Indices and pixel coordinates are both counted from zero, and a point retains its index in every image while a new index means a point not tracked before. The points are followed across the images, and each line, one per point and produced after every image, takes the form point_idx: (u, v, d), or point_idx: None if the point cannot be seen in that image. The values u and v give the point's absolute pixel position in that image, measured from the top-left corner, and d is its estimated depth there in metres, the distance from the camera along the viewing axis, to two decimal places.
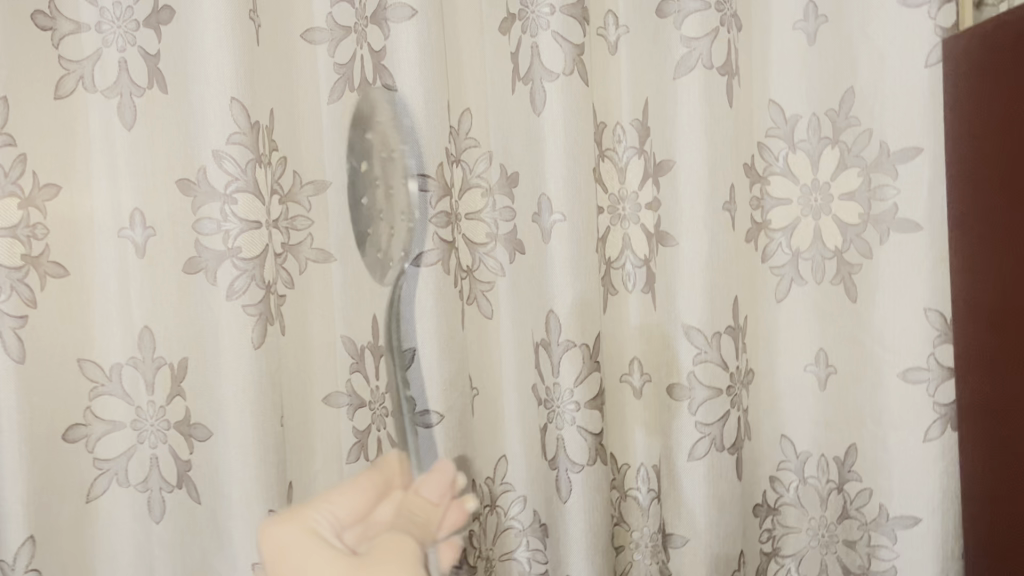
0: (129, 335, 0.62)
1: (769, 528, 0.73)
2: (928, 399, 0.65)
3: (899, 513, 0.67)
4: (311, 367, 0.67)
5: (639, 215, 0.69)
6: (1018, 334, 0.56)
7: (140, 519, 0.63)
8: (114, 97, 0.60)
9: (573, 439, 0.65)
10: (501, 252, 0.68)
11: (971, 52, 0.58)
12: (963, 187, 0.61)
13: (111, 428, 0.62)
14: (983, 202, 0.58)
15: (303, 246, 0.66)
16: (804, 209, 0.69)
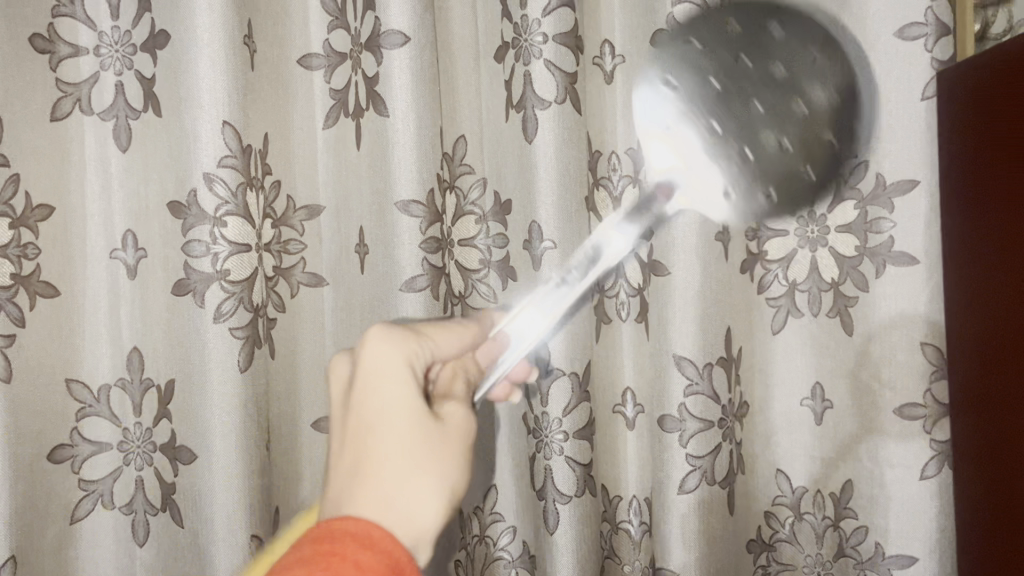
0: (117, 355, 0.63)
1: (763, 565, 0.71)
2: (924, 435, 0.65)
3: (895, 553, 0.67)
4: (298, 391, 0.66)
5: (634, 244, 0.66)
6: (1007, 374, 0.55)
7: (124, 541, 0.64)
8: (110, 120, 0.61)
9: (562, 469, 0.64)
10: (494, 278, 0.67)
11: (964, 86, 0.58)
12: (957, 222, 0.60)
13: (98, 449, 0.62)
14: (976, 238, 0.58)
15: (295, 270, 0.65)
16: (802, 240, 0.68)
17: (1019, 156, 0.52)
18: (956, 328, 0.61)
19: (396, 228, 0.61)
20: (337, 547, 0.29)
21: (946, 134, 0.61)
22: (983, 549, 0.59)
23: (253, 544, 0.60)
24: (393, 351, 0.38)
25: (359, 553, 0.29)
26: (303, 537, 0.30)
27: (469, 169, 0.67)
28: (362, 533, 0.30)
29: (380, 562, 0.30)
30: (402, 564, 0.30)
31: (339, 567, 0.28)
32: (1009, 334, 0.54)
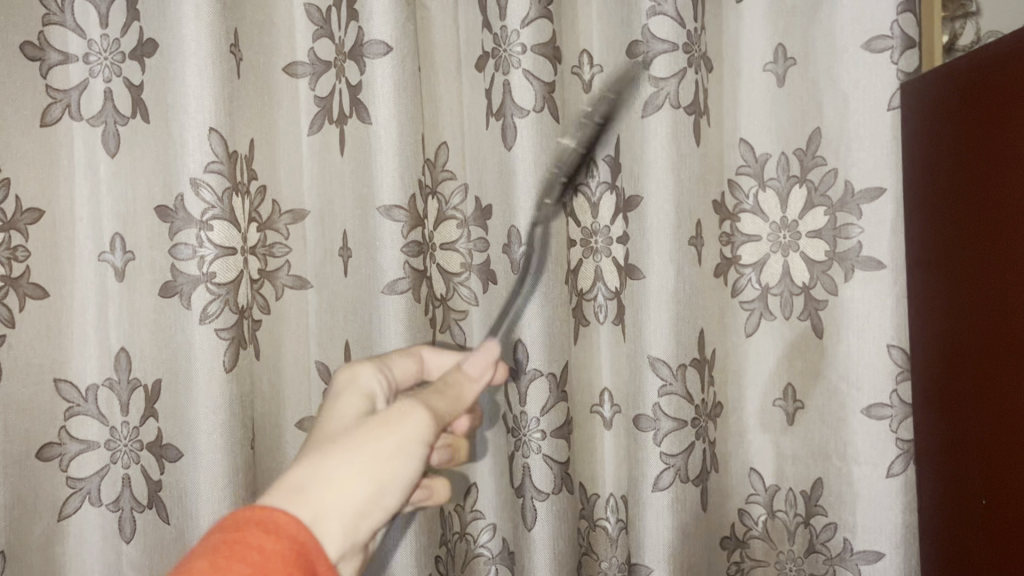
0: (106, 356, 0.64)
1: (737, 561, 0.74)
2: (891, 434, 0.67)
3: (863, 548, 0.68)
4: (283, 392, 0.68)
5: (610, 249, 0.70)
6: (964, 373, 0.57)
7: (111, 538, 0.65)
8: (99, 125, 0.63)
9: (540, 467, 0.66)
10: (474, 281, 0.69)
11: (934, 96, 0.59)
12: (924, 229, 0.62)
13: (87, 447, 0.64)
14: (944, 244, 0.59)
15: (280, 272, 0.67)
16: (773, 245, 0.71)
17: (986, 165, 0.53)
18: (923, 332, 0.63)
19: (377, 232, 0.63)
20: (241, 535, 0.32)
21: (911, 144, 0.63)
22: (949, 547, 0.61)
23: None
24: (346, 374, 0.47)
25: (263, 539, 0.32)
26: (217, 524, 0.33)
27: (450, 175, 0.69)
28: (268, 521, 0.33)
29: (286, 547, 0.32)
30: (306, 547, 0.33)
31: (243, 553, 0.31)
32: (975, 339, 0.55)
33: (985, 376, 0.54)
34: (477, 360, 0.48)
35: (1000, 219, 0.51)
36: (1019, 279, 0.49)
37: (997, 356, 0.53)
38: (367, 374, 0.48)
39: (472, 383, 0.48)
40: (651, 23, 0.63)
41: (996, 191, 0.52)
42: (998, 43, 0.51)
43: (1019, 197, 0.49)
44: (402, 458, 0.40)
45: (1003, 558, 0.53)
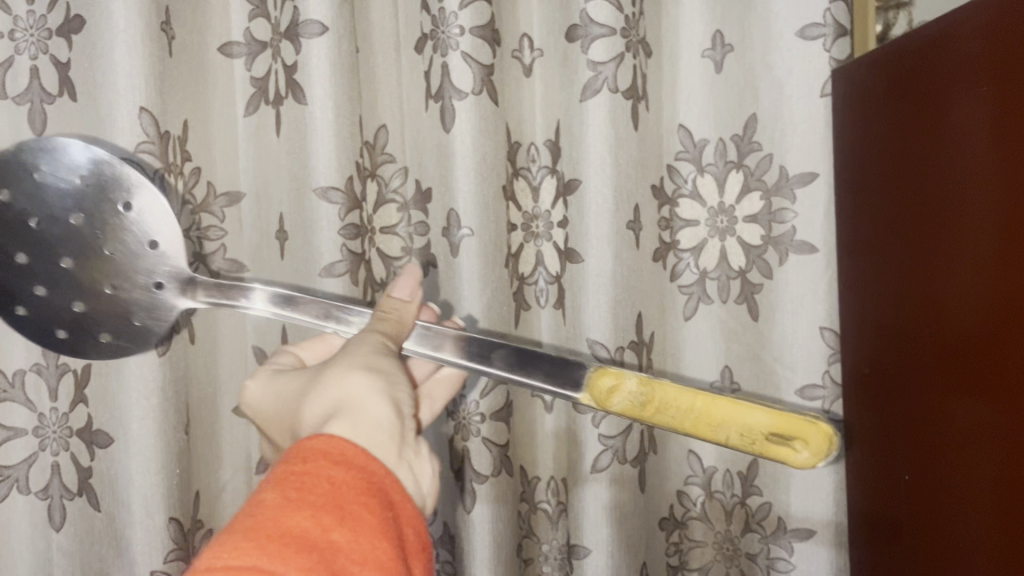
0: (33, 340, 0.62)
1: (676, 542, 0.75)
2: (823, 414, 0.69)
3: (795, 526, 0.70)
4: (217, 376, 0.67)
5: (551, 233, 0.70)
6: (894, 353, 0.58)
7: (40, 526, 0.64)
8: (25, 104, 0.61)
9: (479, 450, 0.67)
10: (416, 264, 0.69)
11: (862, 94, 0.61)
12: (854, 225, 0.64)
13: (13, 433, 0.62)
14: (871, 235, 0.61)
15: (216, 256, 0.65)
16: (711, 229, 0.71)
17: (909, 159, 0.55)
18: (851, 326, 0.65)
19: (314, 215, 0.63)
20: (310, 466, 0.31)
21: (842, 139, 0.64)
22: (879, 531, 0.62)
23: (172, 526, 0.61)
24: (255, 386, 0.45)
25: (333, 469, 0.31)
26: (281, 461, 0.32)
27: (390, 158, 0.69)
28: (333, 452, 0.32)
29: (356, 476, 0.32)
30: (378, 476, 0.32)
31: (313, 485, 0.30)
32: (901, 324, 0.57)
33: (910, 354, 0.56)
34: (402, 282, 0.47)
35: (928, 193, 0.53)
36: (941, 269, 0.51)
37: (917, 338, 0.55)
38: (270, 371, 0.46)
39: (408, 307, 0.46)
40: (590, 7, 0.64)
41: (918, 182, 0.54)
42: (923, 37, 0.53)
43: (941, 187, 0.51)
44: (382, 356, 0.40)
45: (924, 541, 0.55)
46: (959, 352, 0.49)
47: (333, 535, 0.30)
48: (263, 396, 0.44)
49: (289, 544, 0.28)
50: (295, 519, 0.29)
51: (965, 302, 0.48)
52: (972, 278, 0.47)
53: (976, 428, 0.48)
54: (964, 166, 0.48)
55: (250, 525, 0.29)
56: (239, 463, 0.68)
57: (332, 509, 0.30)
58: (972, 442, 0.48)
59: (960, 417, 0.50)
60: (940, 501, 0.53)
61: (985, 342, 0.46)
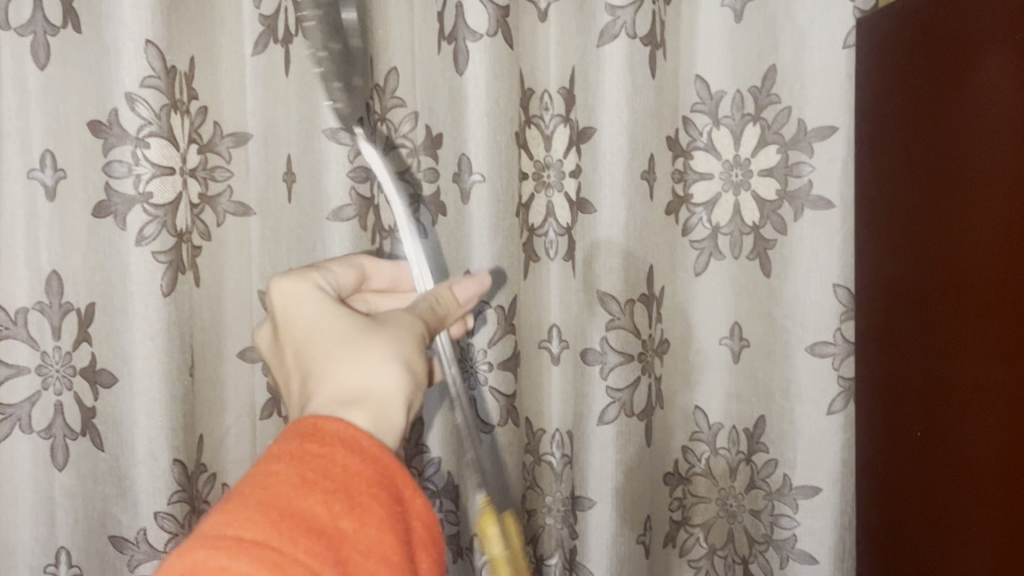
0: (36, 279, 0.61)
1: (679, 497, 0.75)
2: (833, 372, 0.68)
3: (801, 483, 0.69)
4: (221, 320, 0.66)
5: (563, 183, 0.68)
6: (902, 313, 0.58)
7: (41, 467, 0.63)
8: (28, 36, 0.58)
9: (486, 399, 0.68)
10: (425, 214, 0.66)
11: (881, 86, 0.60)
12: (867, 232, 0.63)
13: (16, 372, 0.61)
14: (887, 221, 0.60)
15: (221, 198, 0.64)
16: (725, 183, 0.70)
17: (928, 124, 0.54)
18: (864, 284, 0.64)
19: (323, 154, 0.63)
20: (327, 451, 0.32)
21: (860, 124, 0.64)
22: (880, 496, 0.63)
23: (176, 468, 0.61)
24: (287, 281, 0.43)
25: (349, 458, 0.33)
26: (292, 432, 0.33)
27: (400, 103, 0.66)
28: (353, 441, 0.33)
29: (369, 467, 0.33)
30: (389, 469, 0.34)
31: (328, 470, 0.32)
32: (915, 283, 0.57)
33: (923, 317, 0.56)
34: (466, 287, 0.50)
35: (949, 153, 0.52)
36: (956, 235, 0.51)
37: (931, 300, 0.54)
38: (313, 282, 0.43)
39: (457, 304, 0.49)
40: None
41: (934, 147, 0.54)
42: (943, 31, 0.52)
43: (958, 152, 0.51)
44: (415, 352, 0.41)
45: (930, 520, 0.55)
46: (975, 317, 0.49)
47: (341, 523, 0.31)
48: (295, 303, 0.42)
49: (301, 526, 0.29)
50: (307, 503, 0.30)
51: (980, 284, 0.48)
52: (989, 249, 0.47)
53: (988, 397, 0.47)
54: (982, 165, 0.48)
55: (264, 498, 0.30)
56: (243, 408, 0.67)
57: (344, 498, 0.31)
58: (981, 412, 0.48)
59: (974, 380, 0.49)
60: (946, 465, 0.53)
61: (995, 305, 0.46)
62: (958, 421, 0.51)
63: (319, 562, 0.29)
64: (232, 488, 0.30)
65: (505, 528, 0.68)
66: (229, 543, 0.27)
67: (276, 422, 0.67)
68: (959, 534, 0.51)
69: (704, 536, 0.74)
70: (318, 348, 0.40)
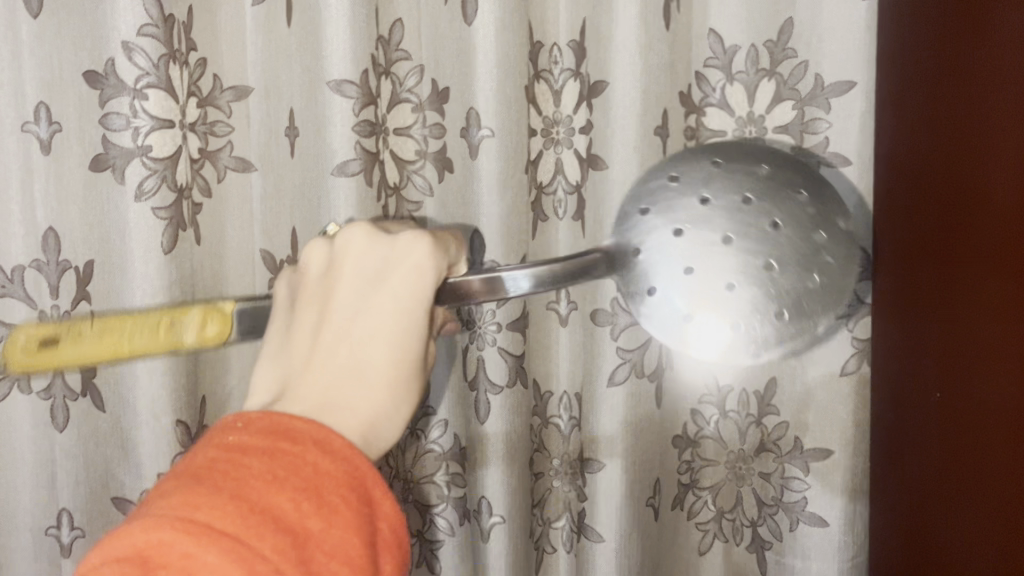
0: (31, 235, 0.59)
1: (688, 459, 0.74)
2: (847, 333, 0.66)
3: (812, 446, 0.69)
4: (224, 272, 0.65)
5: (572, 140, 0.67)
6: (926, 266, 0.56)
7: (41, 429, 0.62)
8: None
9: (495, 360, 0.66)
10: (429, 170, 0.66)
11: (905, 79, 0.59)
12: (891, 183, 0.61)
13: (12, 331, 0.60)
14: (912, 171, 0.58)
15: (223, 153, 0.63)
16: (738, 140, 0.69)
17: (951, 64, 0.52)
18: (888, 235, 0.62)
19: (328, 109, 0.60)
20: (299, 449, 0.31)
21: (886, 110, 0.62)
22: (899, 455, 0.61)
23: (179, 428, 0.60)
24: (415, 243, 0.39)
25: (320, 458, 0.32)
26: (267, 423, 0.32)
27: (405, 55, 0.64)
28: (325, 442, 0.32)
29: (342, 470, 0.32)
30: (362, 473, 0.32)
31: (298, 468, 0.31)
32: (939, 233, 0.54)
33: (946, 269, 0.53)
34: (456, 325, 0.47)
35: (971, 93, 0.49)
36: (977, 182, 0.48)
37: (955, 250, 0.52)
38: (436, 265, 0.39)
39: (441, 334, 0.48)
40: None
41: (956, 89, 0.51)
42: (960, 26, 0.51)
43: (979, 93, 0.48)
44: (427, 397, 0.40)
45: (948, 481, 0.53)
46: (993, 267, 0.46)
47: (309, 522, 0.30)
48: (416, 269, 0.38)
49: (267, 521, 0.29)
50: (275, 499, 0.30)
51: (998, 232, 0.46)
52: (1007, 195, 0.44)
53: (1005, 351, 0.45)
54: (996, 128, 0.46)
55: (236, 491, 0.29)
56: (244, 368, 0.65)
57: (313, 496, 0.30)
58: (999, 364, 0.46)
59: (990, 333, 0.47)
60: (962, 421, 0.51)
61: (1010, 255, 0.44)
62: (976, 375, 0.49)
63: (286, 561, 0.28)
64: (199, 469, 0.30)
65: (513, 489, 0.68)
66: (200, 531, 0.28)
67: None
68: (973, 492, 0.49)
69: (712, 499, 0.74)
70: (364, 338, 0.38)
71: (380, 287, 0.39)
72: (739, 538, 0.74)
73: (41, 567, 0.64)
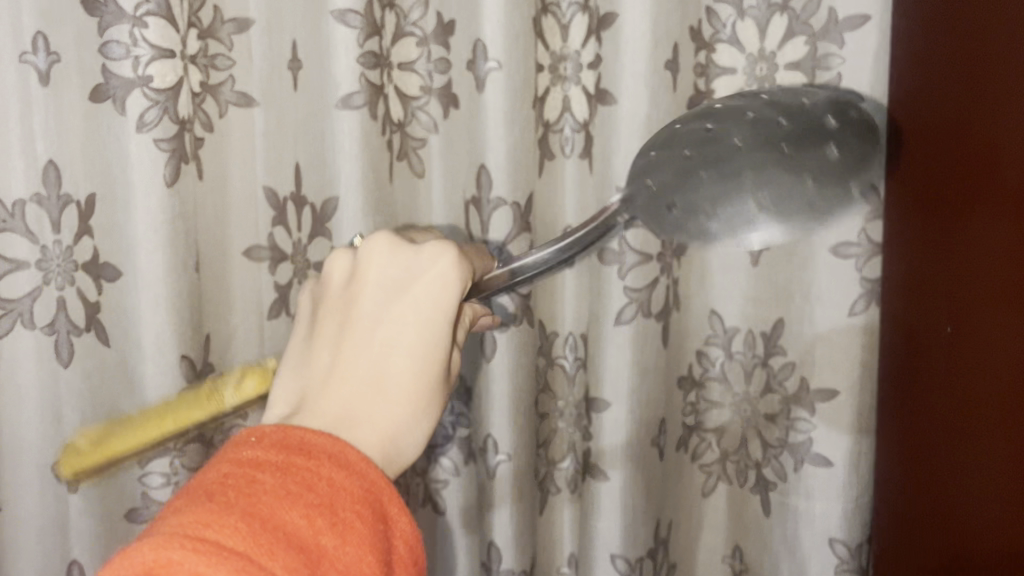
0: (32, 168, 0.58)
1: (692, 401, 0.74)
2: (856, 274, 0.66)
3: (818, 386, 0.68)
4: (227, 213, 0.64)
5: (580, 76, 0.66)
6: (934, 215, 0.56)
7: (46, 365, 0.62)
8: None
9: (500, 299, 0.65)
10: (434, 106, 0.65)
11: (920, 59, 0.58)
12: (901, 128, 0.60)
13: (14, 266, 0.59)
14: (922, 116, 0.57)
15: (224, 87, 0.62)
16: (749, 77, 0.67)
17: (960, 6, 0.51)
18: (897, 183, 0.61)
19: (330, 40, 0.59)
20: (313, 463, 0.33)
21: (901, 55, 0.61)
22: (904, 404, 0.61)
23: (184, 365, 0.60)
24: (444, 263, 0.39)
25: (334, 472, 0.33)
26: (283, 438, 0.34)
27: None
28: (339, 456, 0.34)
29: (356, 484, 0.34)
30: (376, 486, 0.34)
31: (311, 478, 0.33)
32: (947, 181, 0.53)
33: (953, 216, 0.53)
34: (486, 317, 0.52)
35: (981, 32, 0.48)
36: (983, 126, 0.48)
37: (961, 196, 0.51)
38: (461, 280, 0.40)
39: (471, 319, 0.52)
40: None
41: (966, 31, 0.50)
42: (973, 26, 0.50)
43: (987, 33, 0.47)
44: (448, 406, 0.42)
45: (950, 431, 0.53)
46: (999, 211, 0.46)
47: (322, 536, 0.31)
48: (436, 284, 0.39)
49: (278, 530, 0.30)
50: (289, 514, 0.31)
51: (1005, 174, 0.45)
52: (1012, 134, 0.44)
53: (1006, 295, 0.45)
54: (1002, 70, 0.45)
55: (249, 508, 0.30)
56: (249, 307, 0.66)
57: (326, 509, 0.32)
58: (999, 309, 0.45)
59: (994, 278, 0.46)
60: (964, 369, 0.51)
61: (1016, 197, 0.44)
62: (977, 322, 0.49)
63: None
64: (211, 485, 0.31)
65: (517, 430, 0.67)
66: (207, 548, 0.28)
67: (283, 320, 0.66)
68: (973, 439, 0.49)
69: (716, 441, 0.74)
70: (384, 353, 0.39)
71: (402, 297, 0.39)
72: (743, 480, 0.74)
73: (48, 503, 0.65)
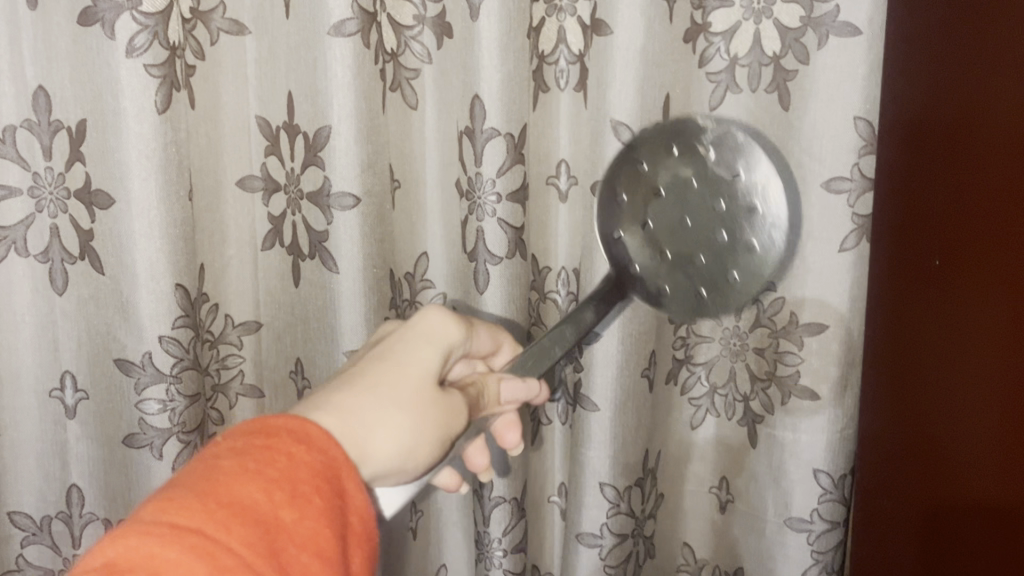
0: (22, 96, 0.59)
1: (682, 336, 0.75)
2: (848, 210, 0.65)
3: (807, 321, 0.69)
4: (220, 143, 0.64)
5: (575, 6, 0.64)
6: (930, 154, 0.54)
7: (41, 291, 0.63)
8: None
9: (494, 232, 0.65)
10: (428, 37, 0.65)
11: None
12: (901, 61, 0.59)
13: (8, 194, 0.61)
14: (923, 50, 0.55)
15: (214, 15, 0.61)
16: (746, 10, 0.66)
17: None
18: (896, 117, 0.60)
19: None
20: (272, 442, 0.33)
21: (898, 1, 0.59)
22: (895, 342, 0.61)
23: (179, 293, 0.60)
24: (443, 321, 0.44)
25: (294, 448, 0.33)
26: (245, 428, 0.34)
27: None
28: (300, 432, 0.34)
29: (316, 459, 0.33)
30: (337, 464, 0.34)
31: (274, 458, 0.32)
32: (945, 117, 0.52)
33: (949, 155, 0.51)
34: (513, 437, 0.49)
35: None
36: (985, 61, 0.46)
37: (959, 135, 0.50)
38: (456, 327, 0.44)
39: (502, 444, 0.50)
40: None
41: None
42: None
43: None
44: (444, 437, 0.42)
45: (943, 376, 0.52)
46: (999, 151, 0.44)
47: (282, 512, 0.31)
48: (428, 319, 0.44)
49: (236, 514, 0.30)
50: (247, 490, 0.31)
51: (1006, 112, 0.43)
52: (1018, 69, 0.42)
53: (1009, 239, 0.43)
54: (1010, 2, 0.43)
55: (204, 488, 0.31)
56: (243, 238, 0.67)
57: (285, 485, 0.32)
58: (1002, 254, 0.44)
59: (994, 221, 0.45)
60: (961, 313, 0.49)
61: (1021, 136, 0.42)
62: (977, 266, 0.47)
63: (253, 553, 0.29)
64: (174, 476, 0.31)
65: None
66: (166, 533, 0.28)
67: (277, 252, 0.66)
68: (969, 385, 0.48)
69: (705, 375, 0.76)
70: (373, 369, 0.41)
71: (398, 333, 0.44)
72: (731, 413, 0.76)
73: (46, 428, 0.66)
